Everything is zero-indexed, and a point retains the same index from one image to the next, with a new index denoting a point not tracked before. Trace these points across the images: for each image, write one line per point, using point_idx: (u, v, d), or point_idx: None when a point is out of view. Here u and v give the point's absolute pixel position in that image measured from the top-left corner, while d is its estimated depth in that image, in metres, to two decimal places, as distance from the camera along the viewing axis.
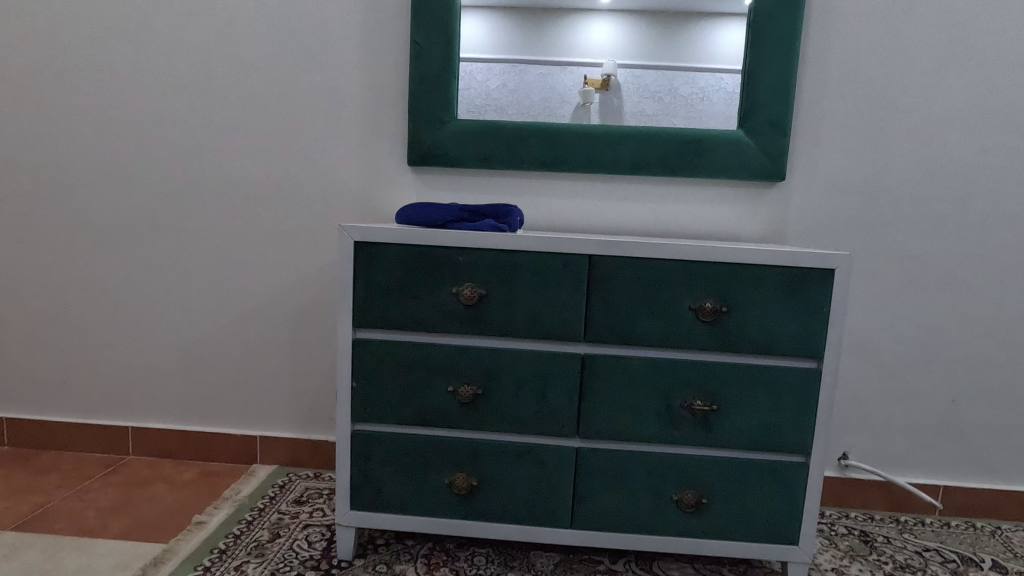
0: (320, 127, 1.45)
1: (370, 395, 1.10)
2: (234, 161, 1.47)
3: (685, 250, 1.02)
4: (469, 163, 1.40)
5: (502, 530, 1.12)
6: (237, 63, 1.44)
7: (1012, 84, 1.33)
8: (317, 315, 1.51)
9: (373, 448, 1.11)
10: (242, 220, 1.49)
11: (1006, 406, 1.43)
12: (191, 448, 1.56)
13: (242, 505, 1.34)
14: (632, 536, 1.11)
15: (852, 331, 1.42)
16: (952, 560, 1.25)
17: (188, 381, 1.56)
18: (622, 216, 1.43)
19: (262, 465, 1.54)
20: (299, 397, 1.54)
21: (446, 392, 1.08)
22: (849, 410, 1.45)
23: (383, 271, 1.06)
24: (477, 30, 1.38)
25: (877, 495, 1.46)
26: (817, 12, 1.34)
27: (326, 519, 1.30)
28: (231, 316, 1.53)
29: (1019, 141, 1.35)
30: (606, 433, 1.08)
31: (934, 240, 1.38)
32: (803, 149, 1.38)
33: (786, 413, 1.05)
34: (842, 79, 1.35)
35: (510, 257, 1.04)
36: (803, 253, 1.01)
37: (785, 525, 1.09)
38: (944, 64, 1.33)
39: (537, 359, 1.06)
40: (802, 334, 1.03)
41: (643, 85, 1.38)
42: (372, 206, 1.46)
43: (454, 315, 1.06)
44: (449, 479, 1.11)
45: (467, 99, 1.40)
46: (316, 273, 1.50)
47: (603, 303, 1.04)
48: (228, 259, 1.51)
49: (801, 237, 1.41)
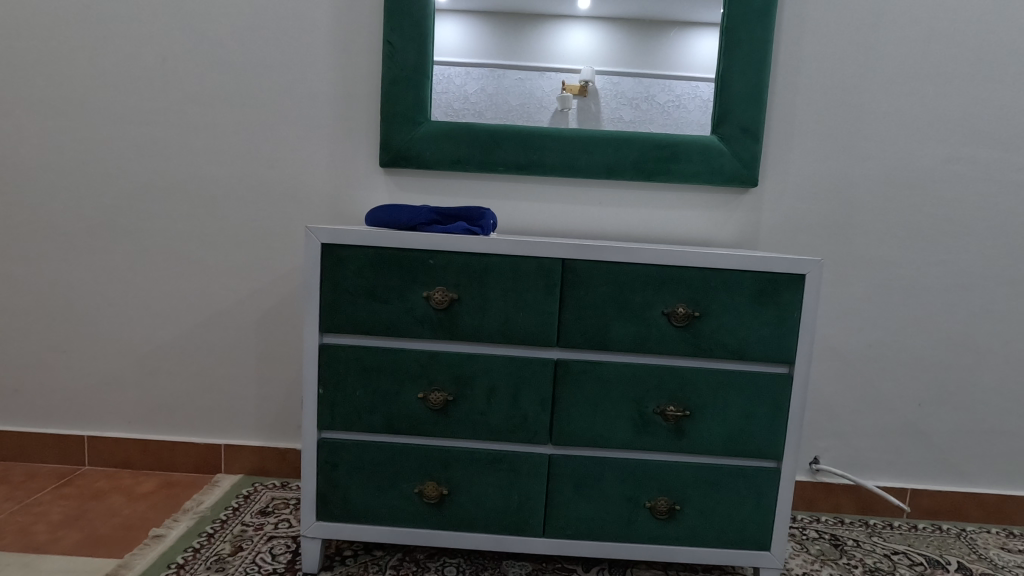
0: (290, 128, 1.41)
1: (337, 401, 1.06)
2: (200, 161, 1.43)
3: (658, 254, 1.01)
4: (443, 166, 1.38)
5: (473, 539, 1.10)
6: (204, 60, 1.40)
7: (974, 96, 1.37)
8: (286, 319, 1.47)
9: (340, 457, 1.08)
10: (208, 221, 1.44)
11: (971, 409, 1.46)
12: (151, 457, 1.50)
13: (203, 517, 1.29)
14: (606, 543, 1.09)
15: (822, 336, 1.44)
16: (920, 563, 1.26)
17: (149, 388, 1.50)
18: (597, 221, 1.42)
19: (226, 475, 1.49)
20: (267, 405, 1.50)
21: (416, 399, 1.06)
22: (820, 415, 1.47)
23: (352, 274, 1.03)
24: (454, 33, 1.37)
25: (847, 499, 1.47)
26: (788, 22, 1.36)
27: (292, 531, 1.26)
28: (195, 321, 1.48)
29: (981, 150, 1.38)
30: (579, 439, 1.06)
31: (901, 246, 1.41)
32: (775, 155, 1.39)
33: (758, 418, 1.05)
34: (813, 87, 1.37)
35: (482, 260, 1.02)
36: (775, 258, 1.01)
37: (758, 531, 1.08)
38: (910, 75, 1.36)
39: (509, 364, 1.05)
40: (773, 339, 1.03)
41: (621, 92, 1.38)
42: (344, 208, 1.43)
43: (424, 319, 1.04)
44: (418, 488, 1.08)
45: (444, 102, 1.38)
46: (285, 277, 1.46)
47: (576, 307, 1.03)
48: (193, 262, 1.46)
49: (773, 243, 1.42)
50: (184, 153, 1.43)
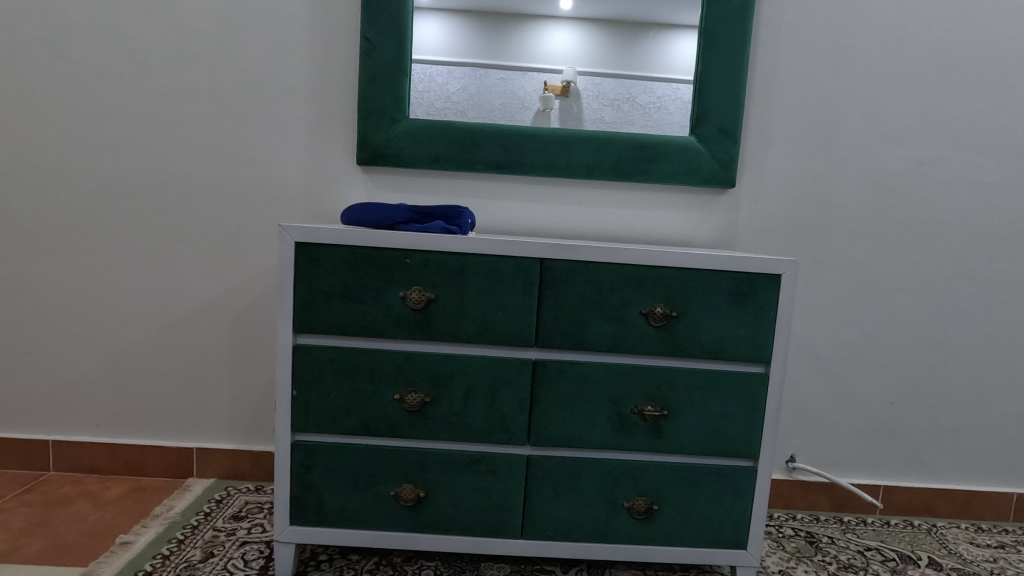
0: (264, 124, 1.38)
1: (311, 403, 1.04)
2: (171, 157, 1.39)
3: (636, 254, 1.01)
4: (422, 164, 1.37)
5: (451, 542, 1.08)
6: (175, 54, 1.36)
7: (945, 99, 1.39)
8: (261, 320, 1.44)
9: (314, 460, 1.06)
10: (179, 219, 1.41)
11: (941, 407, 1.49)
12: (119, 462, 1.46)
13: (174, 522, 1.25)
14: (584, 544, 1.09)
15: (798, 335, 1.46)
16: (892, 558, 1.28)
17: (118, 390, 1.46)
18: (577, 221, 1.42)
19: (198, 479, 1.46)
20: (241, 407, 1.46)
21: (393, 400, 1.04)
22: (796, 413, 1.48)
23: (326, 274, 1.01)
24: (436, 32, 1.35)
25: (823, 497, 1.49)
26: (765, 24, 1.37)
27: (265, 535, 1.24)
28: (166, 321, 1.44)
29: (951, 153, 1.41)
30: (557, 439, 1.05)
31: (875, 247, 1.43)
32: (752, 156, 1.40)
33: (735, 418, 1.06)
34: (790, 88, 1.39)
35: (460, 260, 1.01)
36: (751, 258, 1.02)
37: (735, 529, 1.09)
38: (883, 79, 1.39)
39: (487, 365, 1.04)
40: (749, 339, 1.04)
41: (602, 93, 1.38)
42: (321, 206, 1.41)
43: (401, 319, 1.02)
44: (395, 491, 1.07)
45: (426, 101, 1.37)
46: (260, 276, 1.43)
47: (554, 307, 1.02)
48: (164, 261, 1.42)
49: (750, 243, 1.43)
50: (155, 148, 1.39)
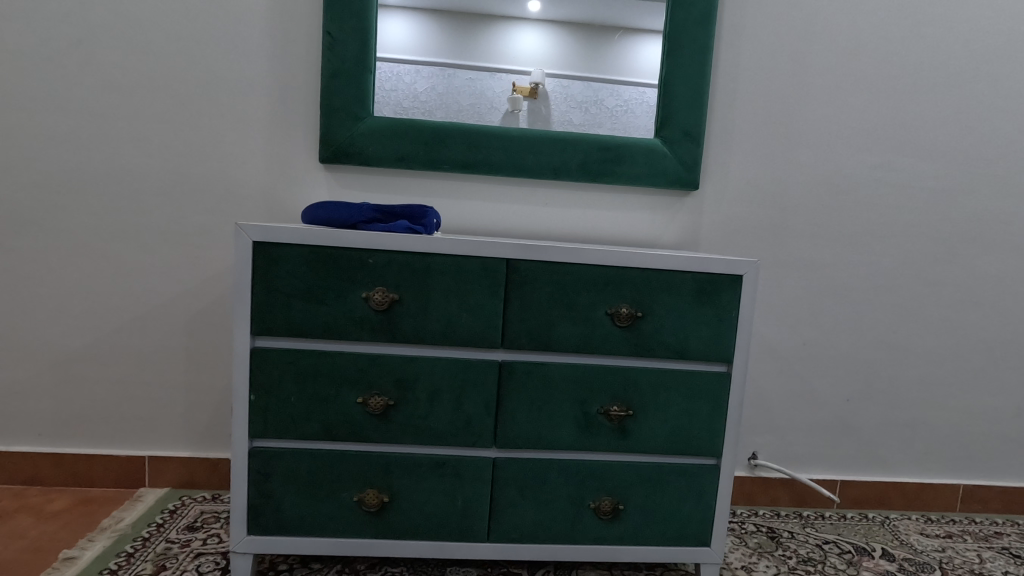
0: (222, 120, 1.34)
1: (270, 408, 1.01)
2: (122, 152, 1.33)
3: (602, 254, 1.01)
4: (386, 163, 1.34)
5: (416, 547, 1.07)
6: (127, 45, 1.30)
7: (896, 107, 1.45)
8: (218, 322, 1.39)
9: (273, 467, 1.02)
10: (130, 217, 1.34)
11: (893, 403, 1.54)
12: (65, 473, 1.39)
13: (123, 535, 1.20)
14: (551, 546, 1.09)
15: (759, 335, 1.49)
16: (848, 551, 1.32)
17: (62, 398, 1.38)
18: (544, 221, 1.42)
19: (151, 489, 1.39)
20: (196, 413, 1.41)
21: (355, 403, 1.01)
22: (757, 411, 1.51)
23: (285, 274, 0.98)
24: (403, 31, 1.33)
25: (783, 492, 1.53)
26: (727, 30, 1.39)
27: (222, 546, 1.19)
28: (116, 324, 1.37)
29: (901, 158, 1.47)
30: (523, 441, 1.05)
31: (832, 249, 1.48)
32: (715, 158, 1.43)
33: (699, 417, 1.07)
34: (751, 93, 1.42)
35: (425, 260, 1.00)
36: (714, 259, 1.03)
37: (699, 527, 1.10)
38: (839, 86, 1.43)
39: (452, 367, 1.02)
40: (711, 339, 1.06)
41: (570, 95, 1.38)
42: (282, 205, 1.37)
43: (363, 321, 1.00)
44: (358, 496, 1.04)
45: (393, 100, 1.34)
46: (216, 277, 1.38)
47: (520, 307, 1.02)
48: (113, 261, 1.35)
49: (712, 245, 1.46)
50: (104, 143, 1.32)
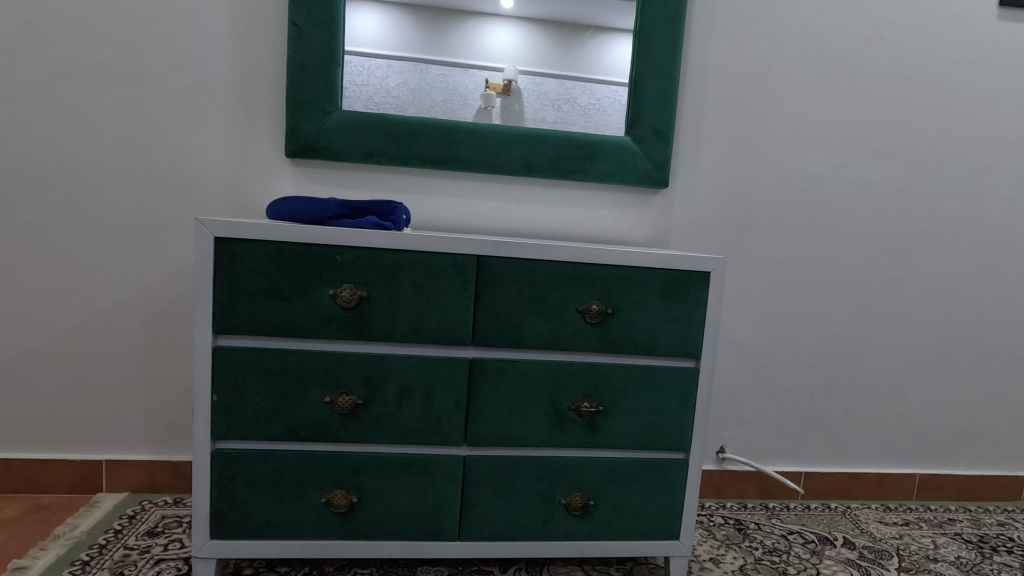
0: (183, 112, 1.29)
1: (233, 408, 0.98)
2: (75, 144, 1.27)
3: (573, 251, 1.01)
4: (356, 158, 1.32)
5: (385, 548, 1.05)
6: (80, 33, 1.25)
7: (858, 109, 1.49)
8: (180, 320, 1.35)
9: (237, 469, 0.99)
10: (85, 211, 1.29)
11: (854, 396, 1.59)
12: (15, 479, 1.32)
13: (79, 542, 1.15)
14: (522, 543, 1.08)
15: (727, 330, 1.51)
16: (812, 540, 1.36)
17: (12, 401, 1.32)
18: (516, 218, 1.42)
19: (108, 494, 1.34)
20: (157, 415, 1.36)
21: (322, 403, 0.99)
22: (725, 406, 1.54)
23: (249, 271, 0.95)
24: (374, 25, 1.31)
25: (750, 485, 1.56)
26: (696, 31, 1.41)
27: (184, 551, 1.16)
28: (70, 324, 1.32)
29: (863, 159, 1.51)
30: (494, 439, 1.04)
31: (797, 246, 1.51)
32: (685, 157, 1.45)
33: (668, 412, 1.08)
34: (720, 92, 1.44)
35: (394, 256, 0.98)
36: (682, 256, 1.05)
37: (668, 521, 1.12)
38: (804, 87, 1.46)
39: (422, 365, 1.01)
40: (681, 335, 1.07)
41: (543, 92, 1.38)
42: (247, 200, 1.33)
43: (331, 318, 0.98)
44: (326, 497, 1.02)
45: (364, 95, 1.32)
46: (177, 274, 1.34)
47: (491, 304, 1.01)
48: (67, 257, 1.30)
49: (682, 242, 1.48)
50: (55, 134, 1.26)
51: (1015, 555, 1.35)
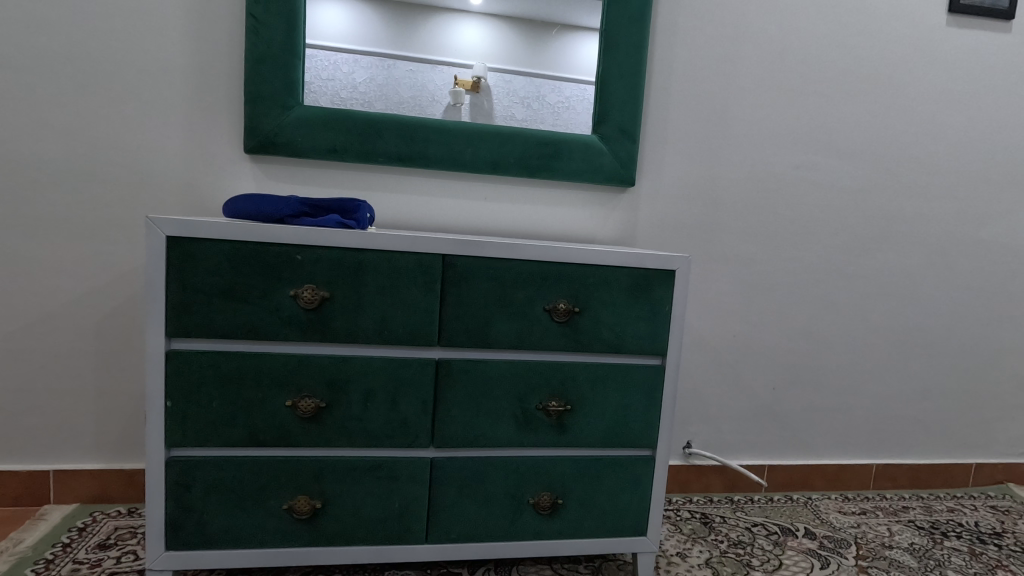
0: (134, 105, 1.24)
1: (188, 414, 0.94)
2: (16, 138, 1.20)
3: (539, 250, 1.01)
4: (319, 154, 1.29)
5: (351, 554, 1.03)
6: (20, 20, 1.18)
7: (817, 110, 1.53)
8: (133, 323, 1.29)
9: (193, 477, 0.96)
10: (27, 209, 1.22)
11: (815, 390, 1.63)
12: None
13: (23, 558, 1.09)
14: (491, 544, 1.08)
15: (693, 327, 1.54)
16: (774, 532, 1.39)
17: None
18: (483, 216, 1.40)
19: (57, 506, 1.28)
20: (109, 421, 1.31)
21: (284, 407, 0.97)
22: (691, 402, 1.57)
23: (204, 272, 0.92)
24: (339, 18, 1.28)
25: (715, 479, 1.59)
26: (662, 31, 1.42)
27: (138, 563, 1.11)
28: (12, 328, 1.25)
29: (822, 159, 1.55)
30: (461, 440, 1.03)
31: (760, 245, 1.54)
32: (651, 156, 1.46)
33: (634, 409, 1.09)
34: (685, 92, 1.45)
35: (357, 256, 0.96)
36: (649, 255, 1.05)
37: (635, 517, 1.13)
38: (766, 88, 1.49)
39: (386, 366, 0.99)
40: (647, 333, 1.08)
41: (512, 90, 1.37)
42: (204, 198, 1.29)
43: (291, 320, 0.95)
44: (288, 503, 0.99)
45: (329, 90, 1.29)
46: (130, 274, 1.28)
47: (457, 304, 1.00)
48: (7, 257, 1.23)
49: (648, 240, 1.49)
50: None
51: (964, 540, 1.41)
